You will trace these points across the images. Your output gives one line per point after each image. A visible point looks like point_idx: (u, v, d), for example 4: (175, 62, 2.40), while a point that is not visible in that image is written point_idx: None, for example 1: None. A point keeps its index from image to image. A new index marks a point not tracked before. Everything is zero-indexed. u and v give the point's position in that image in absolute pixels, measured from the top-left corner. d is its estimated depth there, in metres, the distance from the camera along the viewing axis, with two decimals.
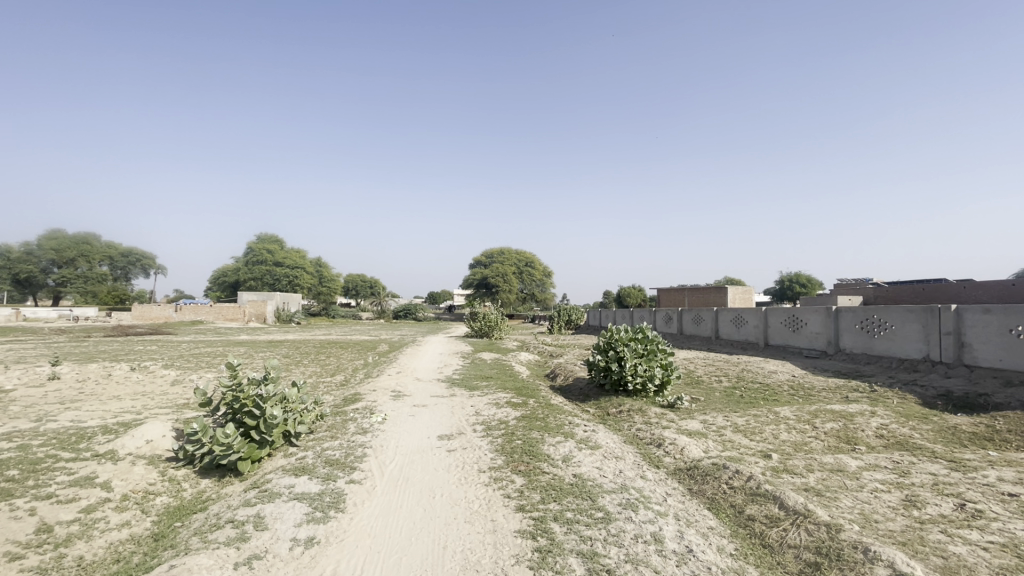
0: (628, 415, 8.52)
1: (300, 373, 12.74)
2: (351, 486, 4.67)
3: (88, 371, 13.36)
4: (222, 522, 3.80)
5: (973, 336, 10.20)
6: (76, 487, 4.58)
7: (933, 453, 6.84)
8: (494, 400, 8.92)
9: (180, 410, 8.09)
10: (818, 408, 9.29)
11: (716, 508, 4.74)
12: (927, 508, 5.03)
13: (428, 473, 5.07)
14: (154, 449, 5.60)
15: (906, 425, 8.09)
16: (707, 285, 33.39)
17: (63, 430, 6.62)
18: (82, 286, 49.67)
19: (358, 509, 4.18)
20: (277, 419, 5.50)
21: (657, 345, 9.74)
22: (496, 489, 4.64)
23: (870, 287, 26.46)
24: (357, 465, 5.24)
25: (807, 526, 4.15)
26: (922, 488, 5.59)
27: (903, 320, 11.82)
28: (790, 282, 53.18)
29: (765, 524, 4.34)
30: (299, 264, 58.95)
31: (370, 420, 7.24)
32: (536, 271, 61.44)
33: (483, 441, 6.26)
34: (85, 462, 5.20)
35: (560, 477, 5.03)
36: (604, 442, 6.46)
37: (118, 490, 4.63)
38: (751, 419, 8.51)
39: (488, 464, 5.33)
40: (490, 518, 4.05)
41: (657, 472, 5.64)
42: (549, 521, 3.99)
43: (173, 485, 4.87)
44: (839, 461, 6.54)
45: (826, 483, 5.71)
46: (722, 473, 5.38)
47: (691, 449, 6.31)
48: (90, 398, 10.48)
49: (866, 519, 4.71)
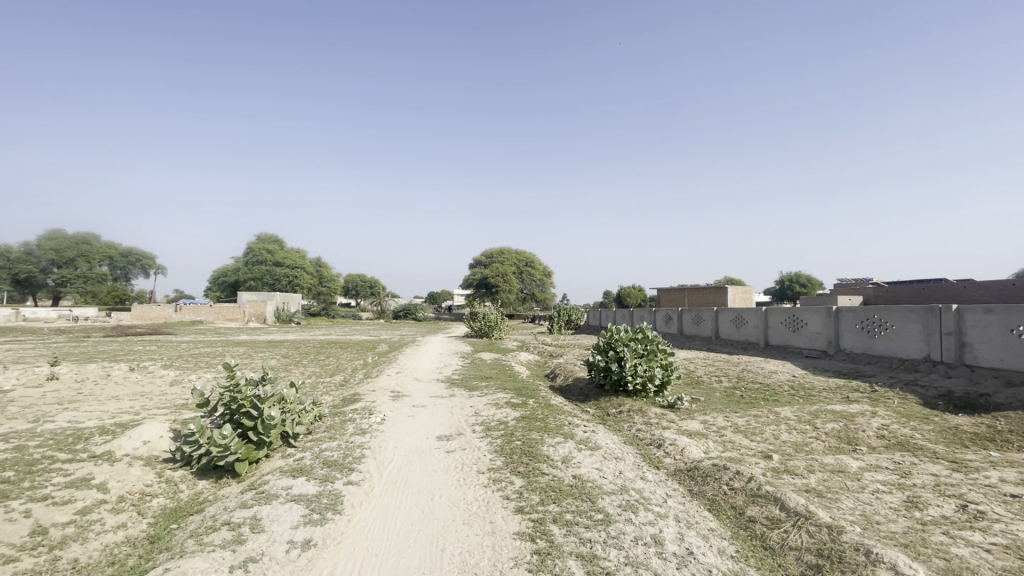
0: (628, 416, 8.50)
1: (299, 373, 12.72)
2: (349, 488, 4.64)
3: (87, 371, 13.34)
4: (218, 525, 3.76)
5: (974, 337, 10.16)
6: (72, 489, 4.55)
7: (935, 454, 6.80)
8: (493, 401, 8.88)
9: (179, 410, 8.06)
10: (819, 408, 9.26)
11: (717, 510, 4.71)
12: (930, 510, 4.99)
13: (426, 475, 5.03)
14: (151, 450, 5.57)
15: (907, 425, 8.05)
16: (707, 285, 33.36)
17: (60, 431, 6.58)
18: (81, 286, 49.65)
19: (355, 511, 4.14)
20: (275, 420, 5.46)
21: (657, 345, 9.71)
22: (495, 491, 4.61)
23: (870, 287, 26.41)
24: (355, 467, 5.21)
25: (808, 528, 4.11)
26: (924, 490, 5.55)
27: (904, 320, 11.78)
28: (790, 283, 53.19)
29: (766, 526, 4.31)
30: (298, 265, 58.94)
31: (369, 420, 7.20)
32: (536, 271, 61.38)
33: (483, 442, 6.22)
34: (81, 464, 5.17)
35: (559, 478, 4.99)
36: (604, 443, 6.42)
37: (114, 492, 4.59)
38: (751, 420, 8.48)
39: (487, 466, 5.30)
40: (488, 520, 4.02)
41: (657, 473, 5.61)
42: (549, 523, 3.95)
43: (170, 487, 4.84)
44: (840, 462, 6.50)
45: (828, 484, 5.67)
46: (723, 474, 5.35)
47: (692, 449, 6.28)
48: (89, 398, 10.47)
49: (868, 521, 4.68)
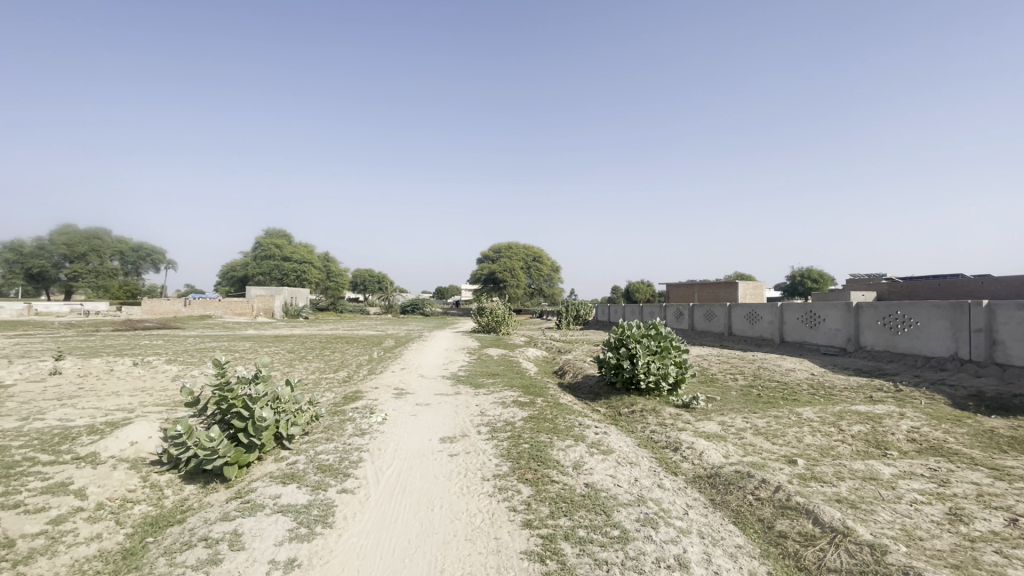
0: (641, 416, 8.10)
1: (303, 370, 12.48)
2: (343, 497, 4.29)
3: (90, 365, 13.18)
4: (195, 540, 3.46)
5: (1007, 334, 9.58)
6: (47, 495, 4.26)
7: (973, 459, 6.33)
8: (499, 399, 8.51)
9: (175, 408, 7.79)
10: (843, 408, 8.79)
11: (743, 523, 4.31)
12: (976, 524, 4.55)
13: (427, 481, 4.70)
14: (137, 452, 5.27)
15: (939, 428, 7.57)
16: (717, 280, 32.82)
17: (46, 430, 6.30)
18: (93, 280, 50.27)
19: (347, 524, 3.80)
20: (267, 421, 5.12)
21: (672, 342, 9.29)
22: (501, 501, 4.23)
23: (885, 283, 25.58)
24: (351, 472, 4.88)
25: (847, 547, 3.71)
26: (966, 501, 5.10)
27: (930, 316, 11.25)
28: (801, 278, 52.50)
29: (800, 543, 3.90)
30: (306, 260, 58.47)
31: (369, 420, 6.90)
32: (544, 266, 60.76)
33: (488, 445, 5.85)
34: (62, 466, 4.88)
35: (571, 487, 4.60)
36: (617, 445, 6.05)
37: (93, 499, 4.30)
38: (771, 421, 8.05)
39: (492, 472, 4.92)
40: (492, 535, 3.65)
41: (674, 481, 5.20)
42: (559, 541, 3.58)
43: (154, 493, 4.52)
44: (871, 467, 6.07)
45: (860, 494, 5.22)
46: (747, 483, 4.92)
47: (711, 454, 5.88)
48: (87, 394, 10.23)
49: (910, 537, 4.26)
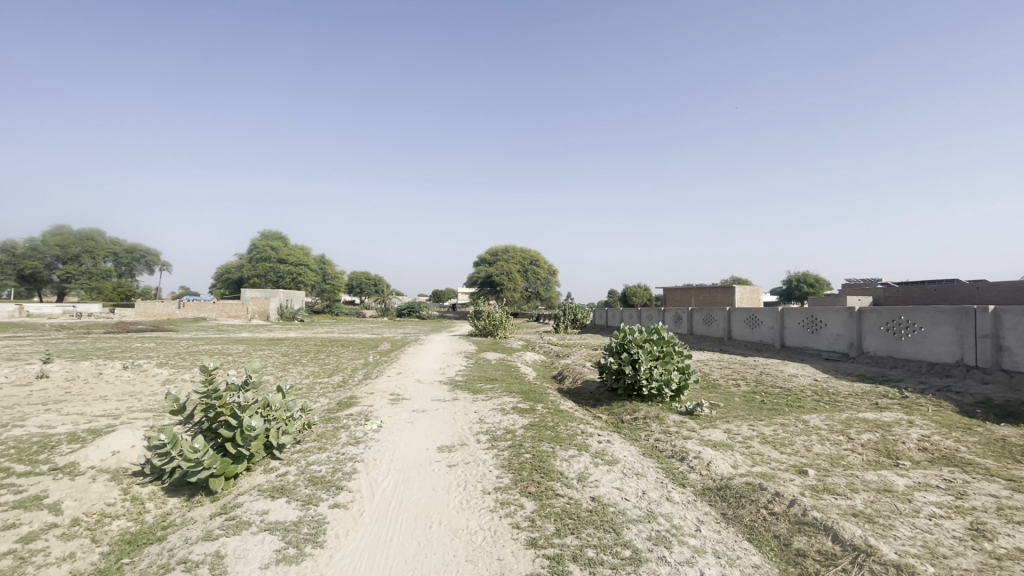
0: (644, 424, 7.88)
1: (297, 375, 12.17)
2: (335, 512, 4.05)
3: (78, 368, 12.85)
4: (172, 564, 3.21)
5: (1014, 340, 9.42)
6: (19, 510, 3.99)
7: (988, 470, 6.12)
8: (498, 406, 8.25)
9: (162, 415, 7.50)
10: (850, 416, 8.58)
11: (758, 540, 4.08)
12: (1000, 541, 4.32)
13: (424, 495, 4.46)
14: (119, 463, 5.00)
15: (950, 436, 7.37)
16: (714, 285, 32.81)
17: (25, 438, 5.99)
18: (86, 282, 49.67)
19: (339, 544, 3.55)
20: (256, 431, 4.85)
21: (675, 347, 9.09)
22: (503, 518, 3.99)
23: (881, 287, 25.48)
24: (344, 485, 4.62)
25: (871, 567, 3.49)
26: (987, 514, 4.88)
27: (934, 321, 11.08)
28: (798, 283, 52.40)
29: (820, 562, 3.67)
30: (303, 263, 58.13)
31: (364, 427, 6.64)
32: (542, 270, 60.74)
33: (488, 455, 5.61)
34: (39, 478, 4.62)
35: (577, 501, 4.36)
36: (622, 455, 5.82)
37: (68, 514, 4.02)
38: (778, 429, 7.83)
39: (493, 485, 4.68)
40: (495, 556, 3.41)
41: (683, 494, 4.97)
42: (568, 563, 3.35)
43: (135, 507, 4.26)
44: (884, 478, 5.85)
45: (876, 507, 5.00)
46: (760, 496, 4.69)
47: (719, 463, 5.67)
48: (74, 399, 9.91)
49: (933, 554, 4.05)
